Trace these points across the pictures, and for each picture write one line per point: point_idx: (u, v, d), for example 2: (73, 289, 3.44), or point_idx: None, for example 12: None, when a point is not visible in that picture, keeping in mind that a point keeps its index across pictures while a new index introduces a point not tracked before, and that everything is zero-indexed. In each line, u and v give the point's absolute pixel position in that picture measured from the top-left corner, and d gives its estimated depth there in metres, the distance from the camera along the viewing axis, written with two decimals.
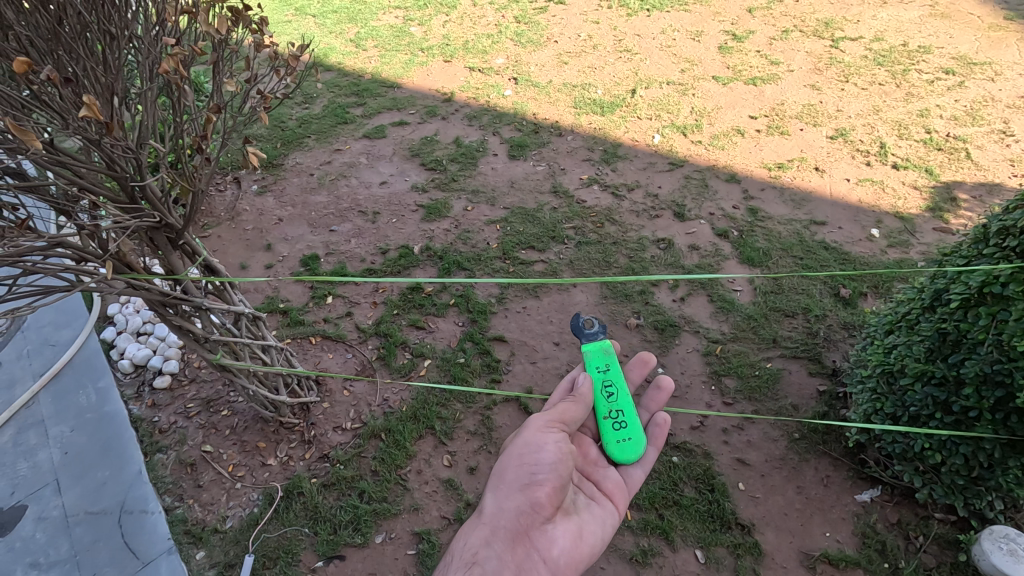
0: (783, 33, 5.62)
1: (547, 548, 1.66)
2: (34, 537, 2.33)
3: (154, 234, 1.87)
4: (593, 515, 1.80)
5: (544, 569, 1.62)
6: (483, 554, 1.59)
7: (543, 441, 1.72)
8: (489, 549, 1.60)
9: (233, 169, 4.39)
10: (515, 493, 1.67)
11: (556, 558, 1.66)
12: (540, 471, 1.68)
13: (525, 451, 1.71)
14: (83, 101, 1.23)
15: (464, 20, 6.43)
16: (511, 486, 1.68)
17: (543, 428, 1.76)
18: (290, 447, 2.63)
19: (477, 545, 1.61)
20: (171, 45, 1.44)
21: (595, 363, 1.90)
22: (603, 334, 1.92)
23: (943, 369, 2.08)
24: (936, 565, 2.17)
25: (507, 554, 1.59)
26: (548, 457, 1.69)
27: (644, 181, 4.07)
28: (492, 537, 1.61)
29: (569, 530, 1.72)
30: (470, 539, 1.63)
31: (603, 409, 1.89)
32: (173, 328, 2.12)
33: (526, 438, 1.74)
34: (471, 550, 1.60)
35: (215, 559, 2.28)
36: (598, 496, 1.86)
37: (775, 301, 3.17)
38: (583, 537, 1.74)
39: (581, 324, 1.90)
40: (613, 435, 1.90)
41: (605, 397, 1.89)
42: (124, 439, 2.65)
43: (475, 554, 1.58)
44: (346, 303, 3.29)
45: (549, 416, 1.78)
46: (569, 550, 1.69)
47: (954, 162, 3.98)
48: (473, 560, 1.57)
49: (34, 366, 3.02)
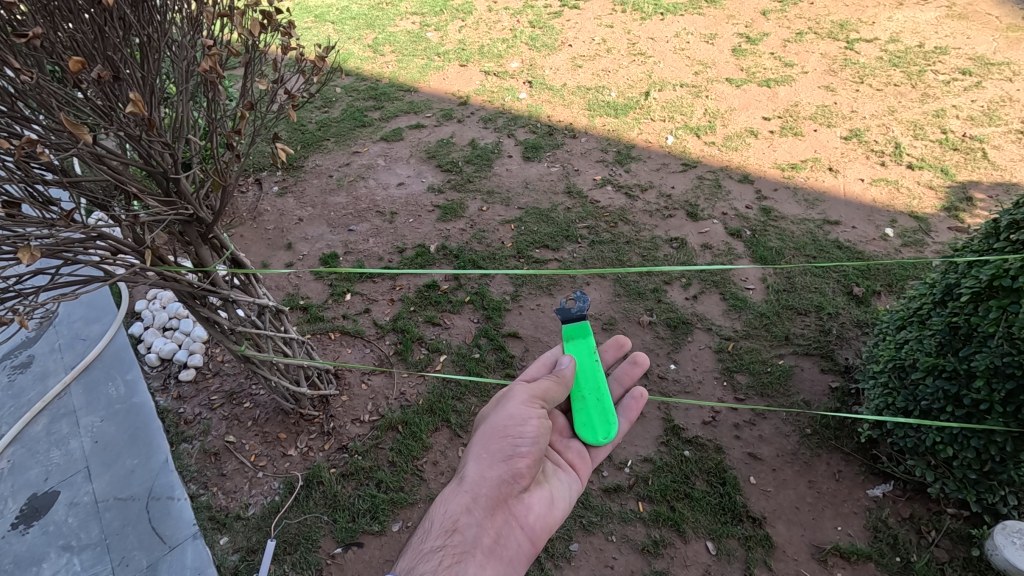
0: (797, 35, 5.62)
1: (523, 515, 1.64)
2: (66, 521, 2.43)
3: (186, 229, 1.96)
4: (563, 481, 1.78)
5: (520, 536, 1.62)
6: (464, 521, 1.53)
7: (527, 412, 1.63)
8: (469, 517, 1.54)
9: (254, 171, 4.51)
10: (496, 463, 1.60)
11: (533, 524, 1.65)
12: (522, 442, 1.61)
13: (509, 423, 1.62)
14: (130, 98, 1.32)
15: (479, 25, 6.53)
16: (494, 456, 1.60)
17: (525, 399, 1.66)
18: (310, 438, 2.70)
19: (458, 512, 1.55)
20: (208, 45, 1.53)
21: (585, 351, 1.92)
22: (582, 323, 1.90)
23: (953, 363, 2.10)
24: (948, 559, 2.17)
25: (486, 522, 1.56)
26: (531, 430, 1.61)
27: (657, 182, 4.11)
28: (473, 506, 1.56)
29: (544, 496, 1.70)
30: (449, 506, 1.56)
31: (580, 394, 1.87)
32: (199, 319, 2.21)
33: (511, 409, 1.64)
34: (451, 517, 1.54)
35: (238, 544, 2.35)
36: (564, 464, 1.83)
37: (788, 299, 3.18)
38: (556, 503, 1.73)
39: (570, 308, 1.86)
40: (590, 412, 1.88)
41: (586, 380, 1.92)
42: (151, 429, 2.74)
43: (455, 521, 1.53)
44: (364, 300, 3.37)
45: (530, 389, 1.69)
46: (544, 516, 1.69)
47: (970, 162, 3.96)
48: (454, 527, 1.52)
49: (66, 359, 3.14)
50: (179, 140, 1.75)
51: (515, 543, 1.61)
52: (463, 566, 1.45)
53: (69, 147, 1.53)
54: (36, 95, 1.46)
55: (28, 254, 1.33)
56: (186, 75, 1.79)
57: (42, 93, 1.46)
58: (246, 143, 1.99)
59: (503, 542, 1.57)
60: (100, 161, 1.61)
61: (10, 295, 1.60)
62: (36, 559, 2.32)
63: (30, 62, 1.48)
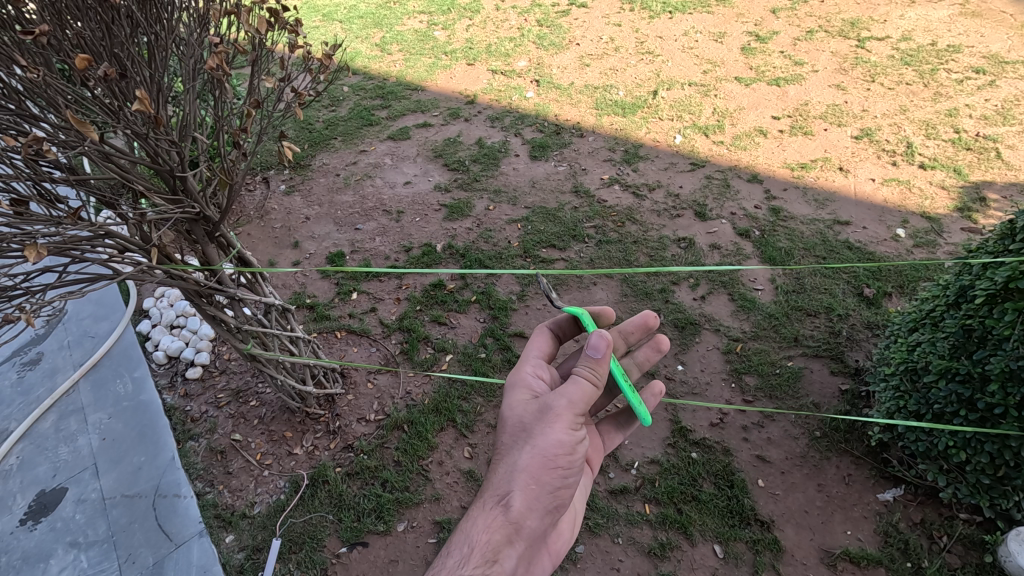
0: (807, 34, 5.57)
1: (548, 538, 1.63)
2: (74, 518, 2.44)
3: (192, 227, 1.96)
4: (578, 487, 1.80)
5: (541, 559, 1.62)
6: (506, 554, 1.42)
7: (580, 443, 1.53)
8: (511, 548, 1.43)
9: (262, 169, 4.53)
10: (544, 494, 1.49)
11: (552, 545, 1.66)
12: (570, 473, 1.53)
13: (561, 452, 1.49)
14: (137, 96, 1.31)
15: (487, 24, 6.51)
16: (543, 487, 1.48)
17: (576, 423, 1.52)
18: (316, 437, 2.70)
19: (501, 544, 1.42)
20: (214, 43, 1.53)
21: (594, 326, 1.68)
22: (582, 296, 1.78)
23: (967, 366, 2.07)
24: (960, 565, 2.14)
25: (524, 554, 1.48)
26: (578, 460, 1.54)
27: (665, 181, 4.08)
28: (516, 539, 1.45)
29: (565, 515, 1.71)
30: (489, 535, 1.42)
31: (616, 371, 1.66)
32: (206, 317, 2.21)
33: (565, 435, 1.50)
34: (492, 548, 1.41)
35: (244, 542, 2.35)
36: (583, 463, 1.83)
37: (797, 300, 3.15)
38: (575, 519, 1.77)
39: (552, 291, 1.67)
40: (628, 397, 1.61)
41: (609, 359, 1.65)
42: (158, 427, 2.75)
43: (498, 554, 1.41)
44: (370, 299, 3.37)
45: (582, 411, 1.52)
46: (560, 535, 1.70)
47: (984, 162, 3.91)
48: (495, 560, 1.41)
49: (74, 356, 3.16)
50: (186, 139, 1.75)
51: (534, 566, 1.60)
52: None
53: (77, 145, 1.53)
54: (44, 93, 1.46)
55: (35, 251, 1.33)
56: (193, 73, 1.78)
57: (50, 91, 1.46)
58: (253, 142, 1.98)
59: (529, 568, 1.55)
60: (108, 159, 1.61)
61: (18, 292, 1.60)
62: (44, 556, 2.33)
63: (38, 60, 1.49)
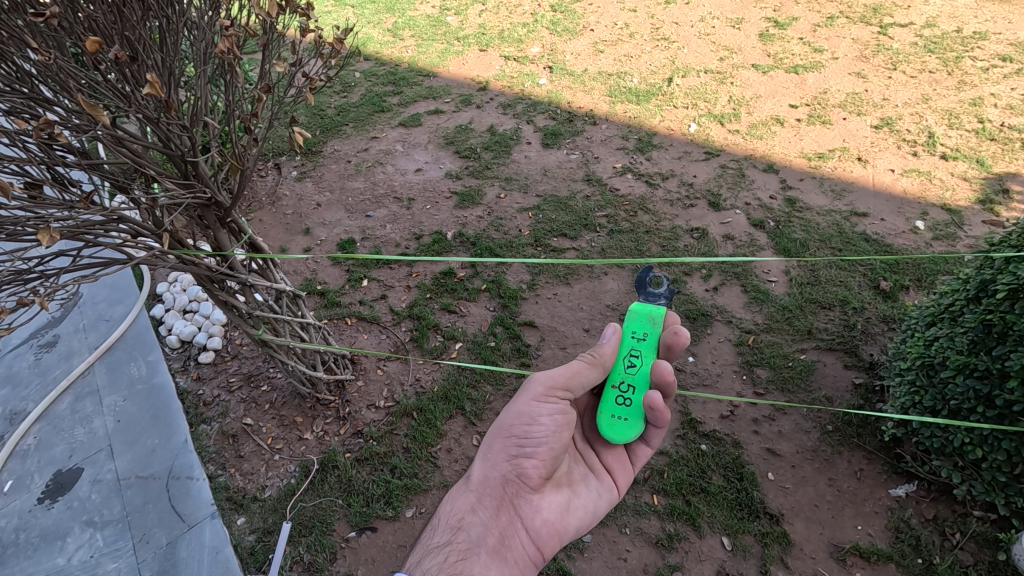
0: (828, 20, 5.45)
1: (528, 515, 1.64)
2: (90, 497, 2.48)
3: (204, 212, 1.97)
4: (589, 489, 1.77)
5: (527, 539, 1.62)
6: (468, 520, 1.60)
7: (539, 410, 1.64)
8: (473, 515, 1.60)
9: (274, 156, 4.53)
10: (503, 462, 1.65)
11: (540, 527, 1.65)
12: (531, 443, 1.64)
13: (517, 422, 1.65)
14: (147, 79, 1.30)
15: (500, 9, 6.44)
16: (499, 454, 1.66)
17: (541, 395, 1.64)
18: (326, 423, 2.72)
19: (463, 511, 1.61)
20: (225, 27, 1.52)
21: (634, 327, 1.68)
22: (666, 300, 1.68)
23: (986, 362, 2.03)
24: (972, 562, 2.11)
25: (491, 522, 1.60)
26: (541, 432, 1.63)
27: (678, 170, 4.02)
28: (478, 505, 1.62)
29: (560, 503, 1.70)
30: (456, 504, 1.64)
31: (615, 376, 1.68)
32: (218, 303, 2.22)
33: (521, 406, 1.66)
34: (456, 515, 1.61)
35: (255, 525, 2.38)
36: (599, 469, 1.82)
37: (812, 293, 3.11)
38: (573, 510, 1.71)
39: (647, 280, 1.69)
40: (611, 407, 1.67)
41: (623, 364, 1.66)
42: (171, 410, 2.79)
43: (460, 520, 1.60)
44: (381, 287, 3.37)
45: (549, 384, 1.64)
46: (554, 521, 1.67)
47: (1008, 152, 3.81)
48: (459, 525, 1.59)
49: (90, 339, 3.20)
50: (197, 123, 1.74)
51: (521, 545, 1.61)
52: (464, 565, 1.50)
53: (90, 129, 1.53)
54: (57, 76, 1.45)
55: (49, 235, 1.32)
56: (205, 57, 1.77)
57: (61, 74, 1.45)
58: (265, 128, 1.97)
59: (507, 543, 1.59)
60: (120, 143, 1.60)
61: (34, 276, 1.61)
62: (61, 534, 2.38)
63: (51, 43, 1.47)
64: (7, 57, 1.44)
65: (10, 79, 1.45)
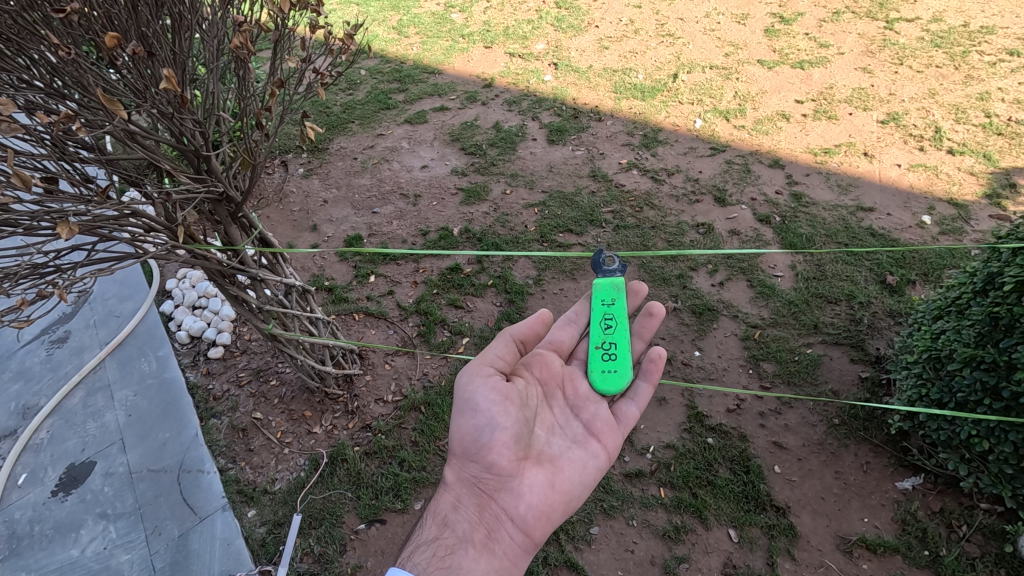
0: (834, 15, 5.43)
1: (508, 502, 1.69)
2: (102, 490, 2.52)
3: (215, 207, 2.00)
4: (570, 461, 1.78)
5: (512, 527, 1.68)
6: (453, 518, 1.67)
7: (474, 393, 1.71)
8: (455, 514, 1.68)
9: (281, 153, 4.56)
10: (468, 457, 1.71)
11: (526, 513, 1.69)
12: (484, 433, 1.69)
13: (465, 412, 1.72)
14: (164, 74, 1.32)
15: (505, 6, 6.44)
16: (462, 450, 1.72)
17: (471, 378, 1.75)
18: (335, 417, 2.75)
19: (447, 510, 1.69)
20: (238, 22, 1.53)
21: (603, 295, 1.96)
22: (621, 271, 2.00)
23: (993, 354, 2.03)
24: (979, 554, 2.12)
25: (474, 517, 1.67)
26: (486, 416, 1.69)
27: (684, 166, 4.03)
28: (458, 503, 1.69)
29: (539, 482, 1.72)
30: (440, 505, 1.72)
31: (597, 338, 1.92)
32: (229, 297, 2.24)
33: (459, 395, 1.74)
34: (442, 513, 1.69)
35: (265, 517, 2.40)
36: (581, 438, 1.83)
37: (818, 288, 3.11)
38: (558, 485, 1.73)
39: (602, 258, 1.99)
40: (600, 363, 1.90)
41: (602, 327, 1.93)
42: (182, 404, 2.82)
43: (445, 518, 1.68)
44: (388, 282, 3.40)
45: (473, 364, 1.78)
46: (539, 503, 1.70)
47: (1016, 147, 3.79)
48: (444, 523, 1.67)
49: (101, 335, 3.24)
50: (211, 118, 1.76)
51: (509, 535, 1.68)
52: (453, 559, 1.58)
53: (104, 124, 1.55)
54: (72, 72, 1.47)
55: (67, 228, 1.35)
56: (217, 53, 1.78)
57: (78, 72, 1.47)
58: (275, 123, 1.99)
59: (495, 536, 1.66)
60: (134, 139, 1.63)
61: (50, 270, 1.63)
62: (75, 526, 2.41)
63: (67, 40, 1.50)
64: (24, 52, 1.46)
65: (27, 75, 1.47)
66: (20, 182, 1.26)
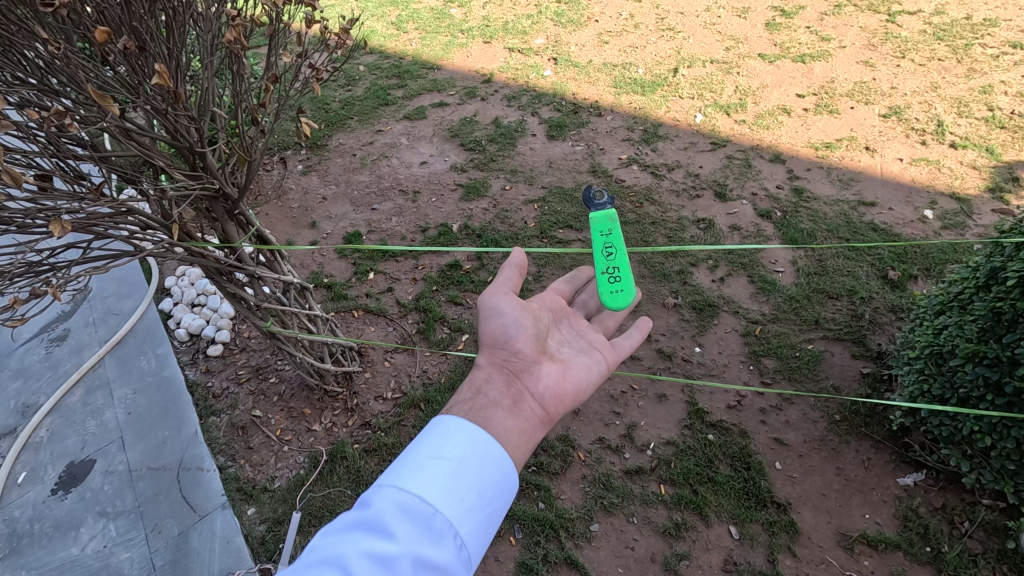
0: (835, 8, 5.39)
1: (530, 381, 1.59)
2: (102, 488, 2.52)
3: (212, 205, 1.98)
4: (581, 365, 1.74)
5: (534, 401, 1.54)
6: (477, 388, 1.50)
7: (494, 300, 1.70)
8: (484, 386, 1.52)
9: (279, 150, 4.54)
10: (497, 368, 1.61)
11: (545, 391, 1.58)
12: (506, 335, 1.65)
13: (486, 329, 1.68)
14: (156, 69, 1.31)
15: (504, 1, 6.41)
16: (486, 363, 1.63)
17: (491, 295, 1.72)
18: (334, 414, 2.74)
19: (473, 387, 1.51)
20: (232, 16, 1.52)
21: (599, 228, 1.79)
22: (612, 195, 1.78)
23: (996, 350, 2.01)
24: (981, 550, 2.11)
25: (501, 388, 1.53)
26: (506, 321, 1.67)
27: (684, 161, 4.01)
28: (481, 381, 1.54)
29: (554, 368, 1.65)
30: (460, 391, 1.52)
31: (599, 266, 1.81)
32: (227, 295, 2.23)
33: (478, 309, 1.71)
34: (465, 389, 1.52)
35: (265, 515, 2.40)
36: (588, 348, 1.83)
37: (819, 284, 3.09)
38: (571, 376, 1.67)
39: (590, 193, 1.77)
40: (606, 288, 1.82)
41: (602, 256, 1.80)
42: (181, 402, 2.82)
43: (472, 388, 1.51)
44: (387, 279, 3.39)
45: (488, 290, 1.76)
46: (557, 386, 1.62)
47: (1019, 140, 3.77)
48: (470, 389, 1.50)
49: (100, 333, 3.23)
50: (206, 114, 1.74)
51: (532, 409, 1.52)
52: (487, 414, 1.39)
53: (98, 121, 1.54)
54: (65, 68, 1.46)
55: (60, 226, 1.34)
56: (211, 49, 1.76)
57: (70, 67, 1.45)
58: (272, 119, 1.97)
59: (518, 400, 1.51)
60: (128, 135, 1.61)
61: (46, 269, 1.62)
62: (74, 524, 2.41)
63: (60, 36, 1.48)
64: (15, 48, 1.44)
65: (20, 71, 1.46)
66: (11, 179, 1.24)
